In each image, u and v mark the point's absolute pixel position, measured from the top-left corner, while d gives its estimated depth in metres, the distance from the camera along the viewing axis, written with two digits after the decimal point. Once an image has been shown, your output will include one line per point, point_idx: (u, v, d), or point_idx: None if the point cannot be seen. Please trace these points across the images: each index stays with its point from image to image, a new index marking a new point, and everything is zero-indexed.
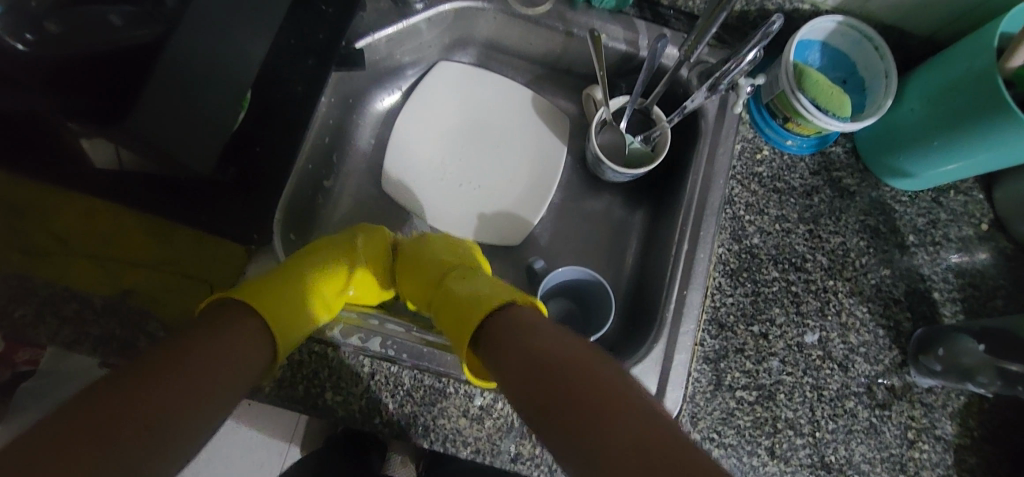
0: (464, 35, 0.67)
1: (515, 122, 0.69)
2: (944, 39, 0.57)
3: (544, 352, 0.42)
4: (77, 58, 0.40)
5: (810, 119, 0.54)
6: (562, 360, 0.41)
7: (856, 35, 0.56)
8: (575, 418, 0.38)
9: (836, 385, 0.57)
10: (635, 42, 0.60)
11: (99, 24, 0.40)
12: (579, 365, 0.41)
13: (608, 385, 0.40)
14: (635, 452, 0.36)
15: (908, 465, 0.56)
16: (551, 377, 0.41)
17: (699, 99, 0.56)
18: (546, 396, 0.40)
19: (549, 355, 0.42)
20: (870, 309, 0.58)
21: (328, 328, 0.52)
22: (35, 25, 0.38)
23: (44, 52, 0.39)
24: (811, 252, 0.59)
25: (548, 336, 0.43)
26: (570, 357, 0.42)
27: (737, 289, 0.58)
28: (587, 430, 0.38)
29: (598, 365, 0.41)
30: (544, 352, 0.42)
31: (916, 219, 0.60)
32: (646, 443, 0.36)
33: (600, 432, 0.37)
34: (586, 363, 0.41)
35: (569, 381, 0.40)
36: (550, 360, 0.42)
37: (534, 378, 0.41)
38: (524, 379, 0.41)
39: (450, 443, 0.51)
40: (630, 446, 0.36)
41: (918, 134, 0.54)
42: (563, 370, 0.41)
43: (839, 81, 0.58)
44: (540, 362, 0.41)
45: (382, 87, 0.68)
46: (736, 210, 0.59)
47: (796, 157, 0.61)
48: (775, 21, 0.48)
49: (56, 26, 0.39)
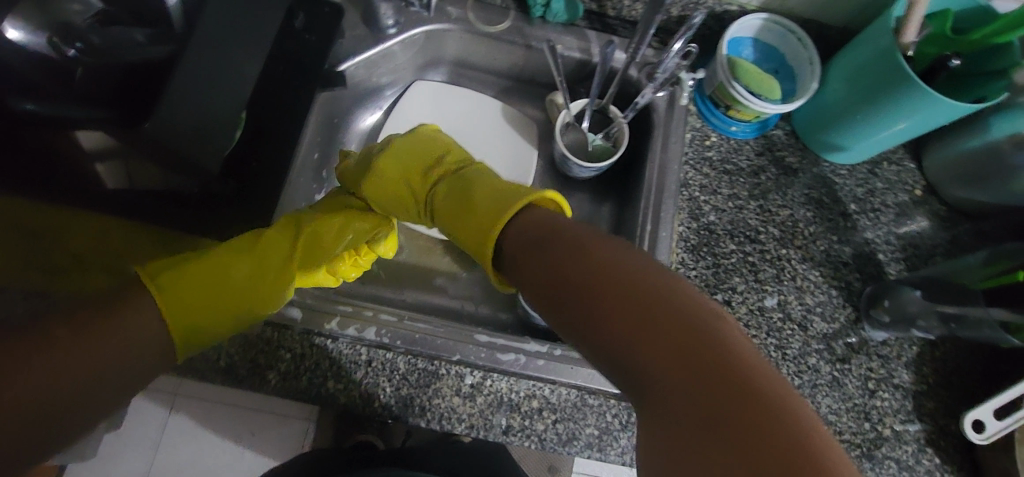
0: (435, 56, 0.73)
1: (489, 130, 0.75)
2: (858, 28, 0.64)
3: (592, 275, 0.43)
4: (111, 68, 0.42)
5: (747, 104, 0.61)
6: (590, 271, 0.43)
7: (780, 29, 0.64)
8: (597, 322, 0.41)
9: (798, 344, 0.62)
10: (588, 50, 0.67)
11: (126, 41, 0.42)
12: (611, 274, 0.42)
13: (645, 294, 0.40)
14: (661, 356, 0.37)
15: (871, 413, 0.60)
16: (588, 295, 0.43)
17: (648, 94, 0.64)
18: (576, 308, 0.43)
19: (581, 273, 0.44)
20: (822, 272, 0.64)
21: (326, 322, 0.56)
22: (81, 37, 0.41)
23: (88, 60, 0.41)
24: (763, 225, 0.65)
25: (582, 244, 0.46)
26: (598, 271, 0.43)
27: (699, 262, 0.63)
28: (606, 334, 0.40)
29: (645, 277, 0.42)
30: (575, 262, 0.44)
31: (856, 189, 0.67)
32: (660, 344, 0.38)
33: (617, 333, 0.40)
34: (631, 274, 0.42)
35: (598, 299, 0.42)
36: (579, 274, 0.44)
37: (569, 292, 0.44)
38: (552, 300, 0.45)
39: (446, 421, 0.55)
40: (652, 351, 0.38)
41: (842, 112, 0.61)
42: (588, 275, 0.43)
43: (771, 72, 0.66)
44: (576, 284, 0.44)
45: (363, 107, 0.74)
46: (692, 192, 0.65)
47: (742, 142, 0.67)
48: (697, 16, 0.56)
49: (97, 40, 0.41)
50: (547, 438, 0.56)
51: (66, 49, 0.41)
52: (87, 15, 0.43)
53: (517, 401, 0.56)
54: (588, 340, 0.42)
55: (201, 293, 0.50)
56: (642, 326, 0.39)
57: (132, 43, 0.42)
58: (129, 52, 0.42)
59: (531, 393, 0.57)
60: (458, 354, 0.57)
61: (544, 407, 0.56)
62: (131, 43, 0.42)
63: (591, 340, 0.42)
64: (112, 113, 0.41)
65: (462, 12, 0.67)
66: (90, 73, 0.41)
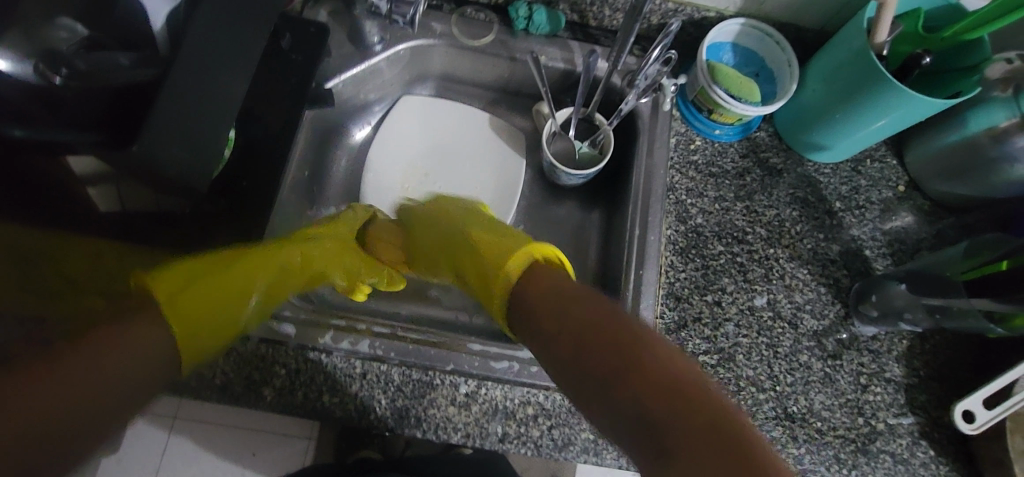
0: (422, 71, 0.74)
1: (478, 142, 0.76)
2: (834, 29, 0.66)
3: (603, 333, 0.43)
4: (99, 91, 0.43)
5: (728, 108, 0.62)
6: (603, 337, 0.43)
7: (758, 33, 0.65)
8: (610, 391, 0.40)
9: (789, 342, 0.62)
10: (571, 60, 0.68)
11: (110, 66, 0.44)
12: (624, 342, 0.42)
13: (657, 365, 0.40)
14: (673, 421, 0.36)
15: (864, 407, 0.61)
16: (605, 357, 0.42)
17: (632, 101, 0.64)
18: (586, 374, 0.42)
19: (595, 338, 0.43)
20: (810, 270, 0.65)
21: (320, 336, 0.57)
22: (67, 64, 0.43)
23: (74, 83, 0.43)
24: (750, 226, 0.66)
25: (592, 308, 0.45)
26: (611, 338, 0.42)
27: (688, 265, 0.64)
28: (618, 404, 0.39)
29: (657, 349, 0.41)
30: (587, 327, 0.44)
31: (840, 187, 0.68)
32: (670, 409, 0.37)
33: (629, 403, 0.39)
34: (644, 345, 0.41)
35: (612, 368, 0.41)
36: (592, 339, 0.43)
37: (580, 356, 0.43)
38: (561, 362, 0.44)
39: (442, 430, 0.56)
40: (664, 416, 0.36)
41: (822, 112, 0.62)
42: (601, 341, 0.42)
43: (752, 75, 0.67)
44: (589, 348, 0.43)
45: (352, 124, 0.75)
46: (679, 196, 0.66)
47: (726, 144, 0.68)
48: (673, 24, 0.57)
49: (83, 66, 0.43)
50: (543, 444, 0.56)
51: (51, 75, 0.42)
52: (71, 43, 0.44)
53: (512, 408, 0.57)
54: (599, 408, 0.41)
55: (205, 298, 0.50)
56: (653, 389, 0.38)
57: (118, 68, 0.44)
58: (114, 75, 0.44)
59: (526, 400, 0.57)
60: (452, 363, 0.57)
61: (539, 413, 0.57)
62: (114, 68, 0.44)
63: (602, 408, 0.41)
64: (102, 135, 0.41)
65: (447, 27, 0.68)
66: (77, 96, 0.42)
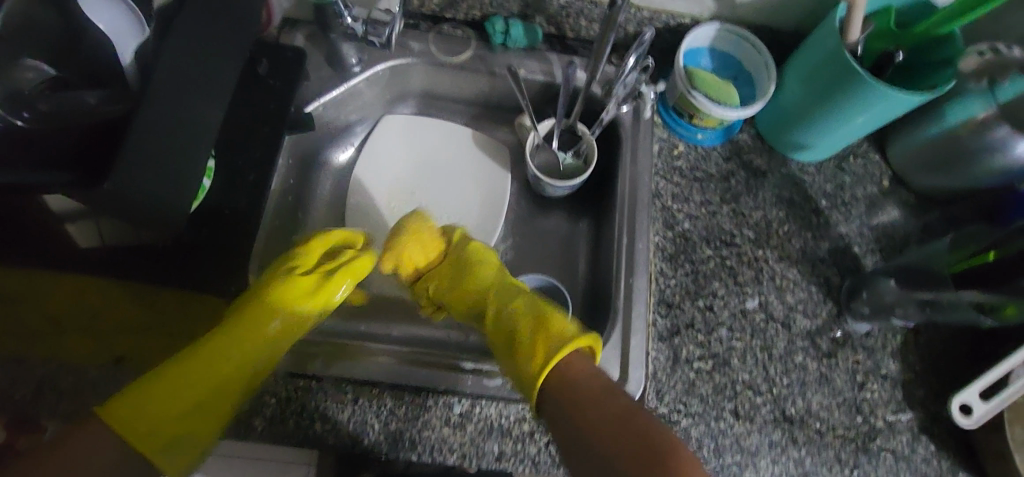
0: (403, 89, 0.74)
1: (462, 158, 0.75)
2: (808, 29, 0.66)
3: (631, 437, 0.47)
4: (65, 128, 0.43)
5: (708, 112, 0.62)
6: (626, 439, 0.47)
7: (733, 37, 0.66)
8: None
9: (783, 343, 0.62)
10: (550, 71, 0.68)
11: (77, 106, 0.44)
12: (645, 446, 0.47)
13: None
14: None
15: (862, 406, 0.60)
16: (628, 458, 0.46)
17: (612, 109, 0.65)
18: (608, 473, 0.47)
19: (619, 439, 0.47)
20: (800, 270, 0.65)
21: (309, 363, 0.56)
22: (29, 106, 0.42)
23: (39, 126, 0.42)
24: (738, 228, 0.66)
25: (613, 403, 0.49)
26: (633, 441, 0.47)
27: (678, 271, 0.63)
28: None
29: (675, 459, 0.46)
30: (611, 426, 0.48)
31: (825, 185, 0.68)
32: None
33: None
34: (662, 453, 0.46)
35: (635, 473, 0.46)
36: (613, 439, 0.47)
37: (601, 452, 0.47)
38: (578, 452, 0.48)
39: (437, 452, 0.55)
40: None
41: (802, 112, 0.62)
42: (625, 444, 0.47)
43: (731, 79, 0.67)
44: (612, 447, 0.47)
45: (335, 146, 0.74)
46: (665, 202, 0.66)
47: (709, 148, 0.68)
48: (646, 32, 0.57)
49: (45, 107, 0.43)
50: (541, 460, 0.55)
51: (12, 119, 0.42)
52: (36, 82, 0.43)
53: (507, 425, 0.56)
54: None
55: (171, 403, 0.50)
56: None
57: (85, 107, 0.44)
58: (82, 115, 0.43)
59: (521, 416, 0.56)
60: (444, 383, 0.56)
61: (535, 429, 0.56)
62: (83, 107, 0.44)
63: None
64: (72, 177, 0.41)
65: (425, 46, 0.69)
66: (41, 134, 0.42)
